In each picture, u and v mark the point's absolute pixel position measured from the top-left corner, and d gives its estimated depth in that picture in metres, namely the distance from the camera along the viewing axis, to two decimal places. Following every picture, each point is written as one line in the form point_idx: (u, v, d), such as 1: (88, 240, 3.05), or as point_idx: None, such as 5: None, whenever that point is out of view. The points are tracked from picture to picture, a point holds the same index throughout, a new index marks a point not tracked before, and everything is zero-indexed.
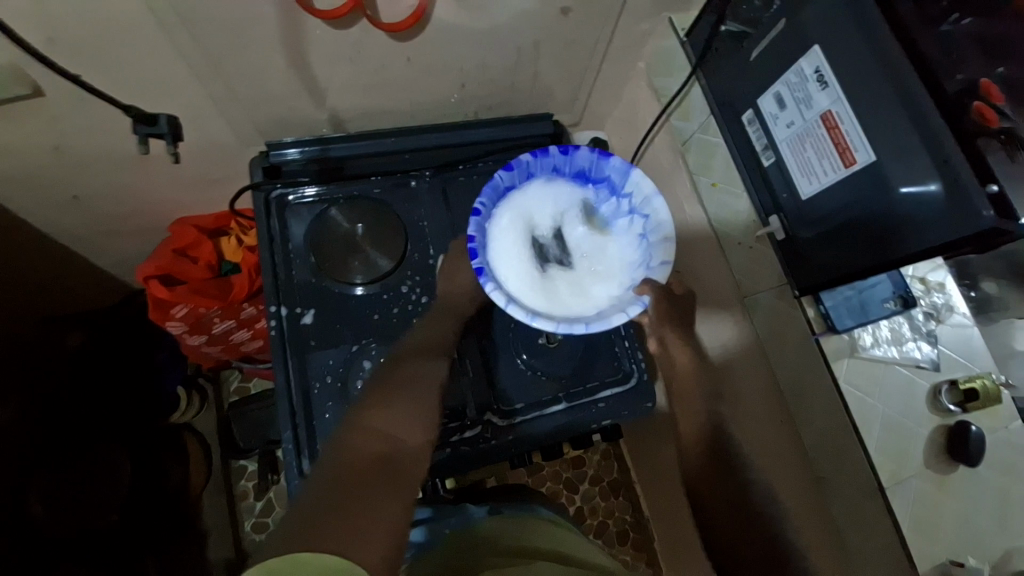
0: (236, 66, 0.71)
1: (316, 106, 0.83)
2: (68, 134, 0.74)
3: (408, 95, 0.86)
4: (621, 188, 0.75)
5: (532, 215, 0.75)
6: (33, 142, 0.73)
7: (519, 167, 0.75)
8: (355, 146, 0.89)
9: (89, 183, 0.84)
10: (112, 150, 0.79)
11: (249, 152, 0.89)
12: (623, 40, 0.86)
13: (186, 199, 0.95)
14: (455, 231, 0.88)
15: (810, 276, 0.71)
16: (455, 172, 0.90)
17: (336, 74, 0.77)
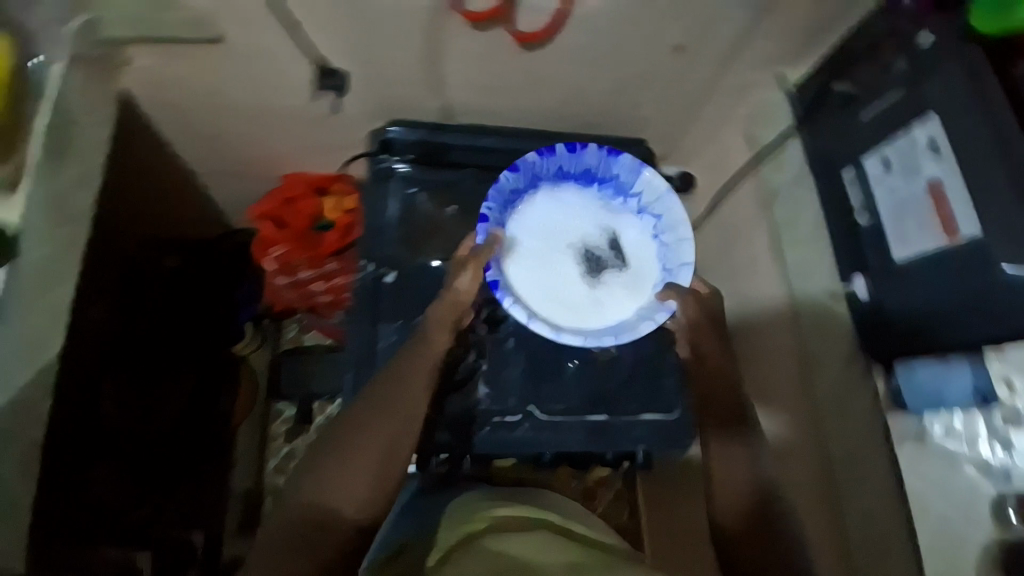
0: (381, 47, 0.81)
1: (433, 96, 0.90)
2: (222, 79, 0.83)
3: (515, 102, 0.92)
4: (629, 186, 0.82)
5: (541, 220, 0.81)
6: (195, 83, 0.83)
7: (524, 170, 0.79)
8: (459, 136, 0.95)
9: (226, 127, 0.96)
10: (255, 101, 0.90)
11: (363, 127, 0.98)
12: (729, 86, 0.89)
13: (297, 158, 1.05)
14: None
15: (886, 342, 0.69)
16: None
17: (461, 70, 0.85)
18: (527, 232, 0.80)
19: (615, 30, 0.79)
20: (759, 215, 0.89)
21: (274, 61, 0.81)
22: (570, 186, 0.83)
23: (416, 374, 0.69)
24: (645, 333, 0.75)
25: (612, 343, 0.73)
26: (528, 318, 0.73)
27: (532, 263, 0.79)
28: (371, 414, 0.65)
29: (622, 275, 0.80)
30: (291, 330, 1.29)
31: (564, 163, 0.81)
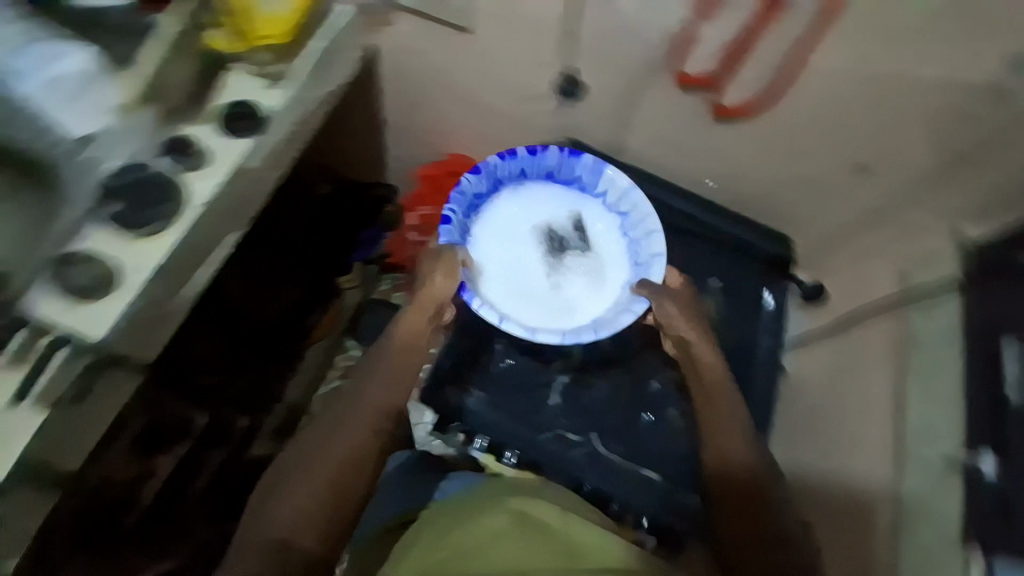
0: (590, 72, 0.84)
1: (612, 129, 0.93)
2: (452, 60, 0.91)
3: (685, 160, 0.93)
4: (591, 185, 0.88)
5: (502, 219, 0.88)
6: (430, 57, 0.92)
7: (485, 172, 0.84)
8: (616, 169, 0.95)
9: (416, 93, 1.03)
10: (454, 80, 0.96)
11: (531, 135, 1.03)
12: (907, 221, 0.85)
13: (460, 138, 1.11)
14: None
15: (1002, 529, 0.67)
16: (677, 242, 0.94)
17: (652, 117, 0.87)
18: (493, 232, 0.87)
19: (822, 129, 0.78)
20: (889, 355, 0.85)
21: (502, 62, 0.88)
22: (530, 185, 0.89)
23: (370, 402, 0.71)
24: (624, 325, 0.81)
25: (589, 337, 0.78)
26: (500, 318, 0.79)
27: (505, 265, 0.86)
28: (322, 443, 0.69)
29: (586, 264, 0.87)
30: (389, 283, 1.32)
31: (528, 166, 0.86)
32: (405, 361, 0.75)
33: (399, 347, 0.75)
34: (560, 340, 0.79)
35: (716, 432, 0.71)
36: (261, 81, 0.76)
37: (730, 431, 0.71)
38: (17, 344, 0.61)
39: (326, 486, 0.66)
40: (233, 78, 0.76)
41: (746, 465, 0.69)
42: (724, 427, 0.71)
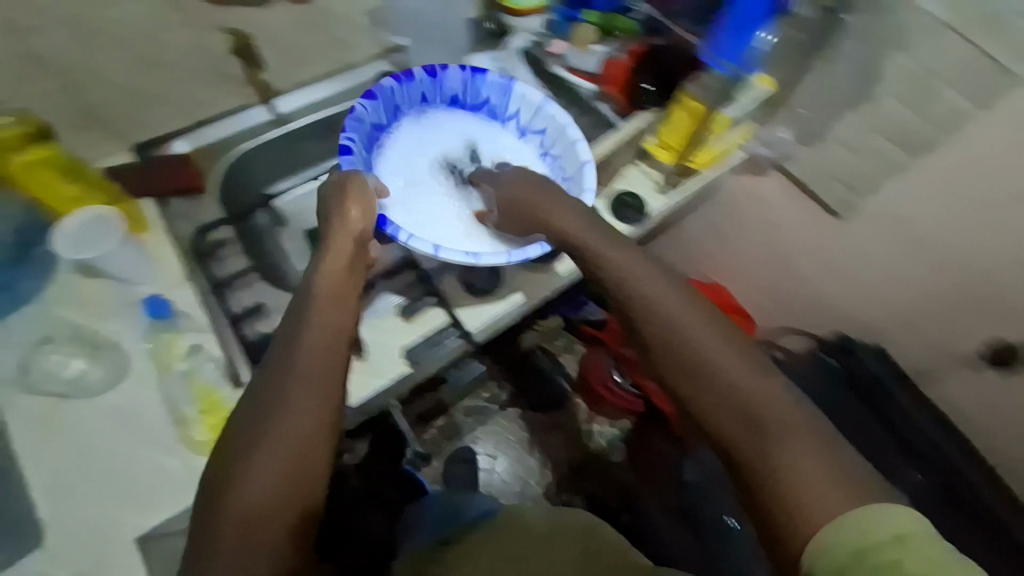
0: (962, 308, 0.80)
1: (937, 363, 0.87)
2: (796, 227, 0.93)
3: (1008, 428, 0.84)
4: (502, 108, 0.80)
5: (401, 152, 0.77)
6: (779, 217, 0.94)
7: (382, 98, 0.74)
8: (912, 404, 0.91)
9: (730, 236, 1.05)
10: (784, 244, 0.97)
11: (825, 324, 0.99)
12: None
13: (738, 288, 1.11)
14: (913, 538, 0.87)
15: None
16: (946, 503, 0.88)
17: (1001, 375, 0.81)
18: (403, 167, 0.76)
19: None
20: None
21: (859, 253, 0.87)
22: (434, 113, 0.80)
23: (309, 352, 0.55)
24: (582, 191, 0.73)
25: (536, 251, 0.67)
26: (433, 247, 0.65)
27: (444, 211, 0.75)
28: (260, 435, 0.52)
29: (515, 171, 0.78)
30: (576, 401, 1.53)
31: (426, 88, 0.77)
32: (338, 312, 0.58)
33: (327, 294, 0.59)
34: (505, 258, 0.66)
35: (674, 382, 0.51)
36: (653, 183, 0.83)
37: (668, 349, 0.51)
38: (415, 300, 0.73)
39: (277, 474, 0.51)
40: (631, 169, 0.83)
41: (710, 380, 0.49)
42: (662, 356, 0.52)
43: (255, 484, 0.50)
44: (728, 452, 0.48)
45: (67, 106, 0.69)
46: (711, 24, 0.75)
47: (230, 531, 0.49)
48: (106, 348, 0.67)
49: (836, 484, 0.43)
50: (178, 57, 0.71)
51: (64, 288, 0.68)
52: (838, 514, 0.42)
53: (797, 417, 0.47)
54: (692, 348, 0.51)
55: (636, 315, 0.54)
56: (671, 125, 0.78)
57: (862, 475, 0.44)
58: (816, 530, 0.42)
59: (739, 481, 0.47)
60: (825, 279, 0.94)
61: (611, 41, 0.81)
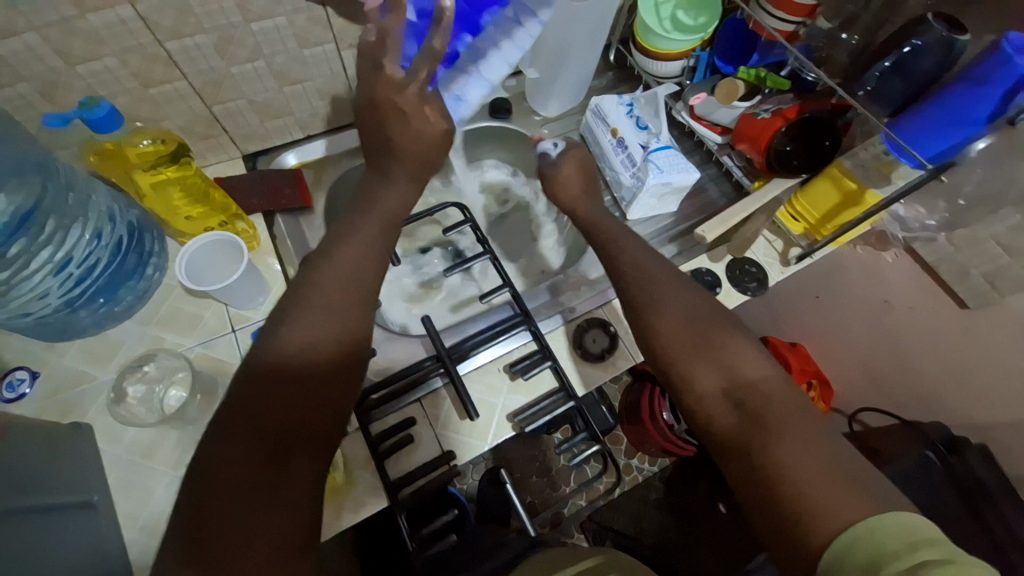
0: None
1: None
2: (917, 312, 0.89)
3: None
4: None
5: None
6: (898, 297, 0.90)
7: None
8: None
9: (842, 309, 1.00)
10: (894, 324, 0.93)
11: (923, 414, 0.94)
12: None
13: (837, 361, 1.06)
14: None
15: None
16: None
17: None
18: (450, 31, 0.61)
19: None
20: None
21: (975, 346, 0.83)
22: None
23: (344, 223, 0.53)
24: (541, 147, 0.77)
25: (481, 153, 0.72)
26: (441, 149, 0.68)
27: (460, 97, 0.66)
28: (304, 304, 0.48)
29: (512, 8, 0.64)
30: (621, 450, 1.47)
31: None
32: (363, 223, 0.54)
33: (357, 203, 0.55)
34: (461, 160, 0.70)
35: (679, 357, 0.54)
36: (778, 254, 0.78)
37: (683, 342, 0.55)
38: (530, 359, 0.65)
39: (328, 340, 0.47)
40: (758, 238, 0.78)
41: (713, 360, 0.53)
42: (667, 337, 0.55)
43: (296, 348, 0.46)
44: (724, 428, 0.50)
45: (196, 115, 0.67)
46: (913, 98, 0.62)
47: (256, 404, 0.43)
48: (209, 377, 0.63)
49: (846, 484, 0.42)
50: (311, 74, 0.69)
51: (171, 305, 0.66)
52: (859, 519, 0.40)
53: (806, 414, 0.48)
54: (703, 329, 0.55)
55: (662, 311, 0.57)
56: (821, 202, 0.71)
57: (877, 485, 0.43)
58: (846, 521, 0.40)
59: (743, 456, 0.47)
60: (934, 365, 0.90)
61: (759, 98, 0.74)
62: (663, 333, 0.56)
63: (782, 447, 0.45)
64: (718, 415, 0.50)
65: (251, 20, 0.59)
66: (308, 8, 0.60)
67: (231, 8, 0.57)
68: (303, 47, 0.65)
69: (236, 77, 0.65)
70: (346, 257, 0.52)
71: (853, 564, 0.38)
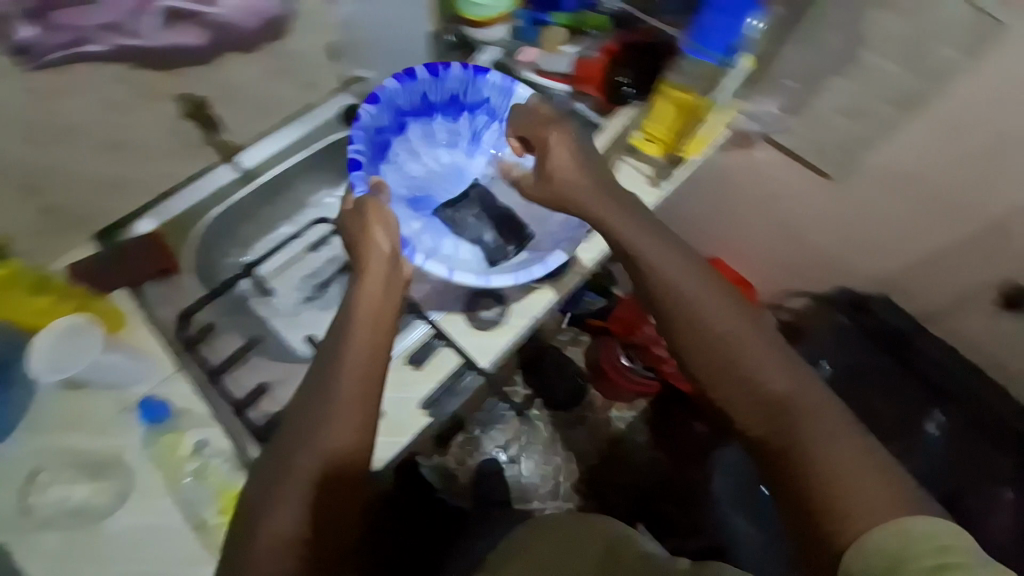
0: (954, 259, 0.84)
1: (945, 307, 0.90)
2: (796, 193, 0.93)
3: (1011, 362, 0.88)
4: (496, 110, 0.78)
5: (410, 150, 0.81)
6: (777, 186, 0.94)
7: (382, 101, 0.74)
8: (936, 354, 0.92)
9: (734, 214, 1.05)
10: (781, 215, 0.98)
11: (833, 284, 1.01)
12: None
13: (746, 262, 1.12)
14: (959, 474, 0.87)
15: None
16: (981, 440, 0.88)
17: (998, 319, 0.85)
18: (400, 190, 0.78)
19: None
20: None
21: (851, 206, 0.89)
22: (431, 115, 0.80)
23: None
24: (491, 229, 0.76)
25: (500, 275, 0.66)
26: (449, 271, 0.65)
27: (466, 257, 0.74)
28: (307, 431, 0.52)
29: (485, 257, 0.74)
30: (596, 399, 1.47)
31: (424, 86, 0.76)
32: None
33: None
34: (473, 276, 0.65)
35: (706, 370, 0.50)
36: (646, 178, 0.78)
37: (706, 353, 0.50)
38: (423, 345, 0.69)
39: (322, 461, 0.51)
40: (621, 165, 0.78)
41: (743, 366, 0.48)
42: (690, 349, 0.51)
43: (305, 468, 0.51)
44: (755, 440, 0.47)
45: (25, 209, 0.65)
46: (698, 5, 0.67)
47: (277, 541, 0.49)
48: (113, 466, 0.61)
49: (885, 488, 0.41)
50: (135, 136, 0.67)
51: (51, 408, 0.63)
52: (894, 517, 0.39)
53: (842, 413, 0.45)
54: (736, 332, 0.50)
55: (681, 321, 0.52)
56: (682, 129, 0.73)
57: (908, 479, 0.42)
58: (874, 527, 0.39)
59: (774, 469, 0.45)
60: (826, 241, 0.96)
61: (586, 42, 0.79)
62: (684, 349, 0.51)
63: (826, 462, 0.42)
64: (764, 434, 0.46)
65: (43, 98, 0.57)
66: (102, 70, 0.59)
67: (18, 91, 0.55)
68: (115, 112, 0.63)
69: (53, 159, 0.63)
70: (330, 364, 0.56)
71: (878, 566, 0.39)
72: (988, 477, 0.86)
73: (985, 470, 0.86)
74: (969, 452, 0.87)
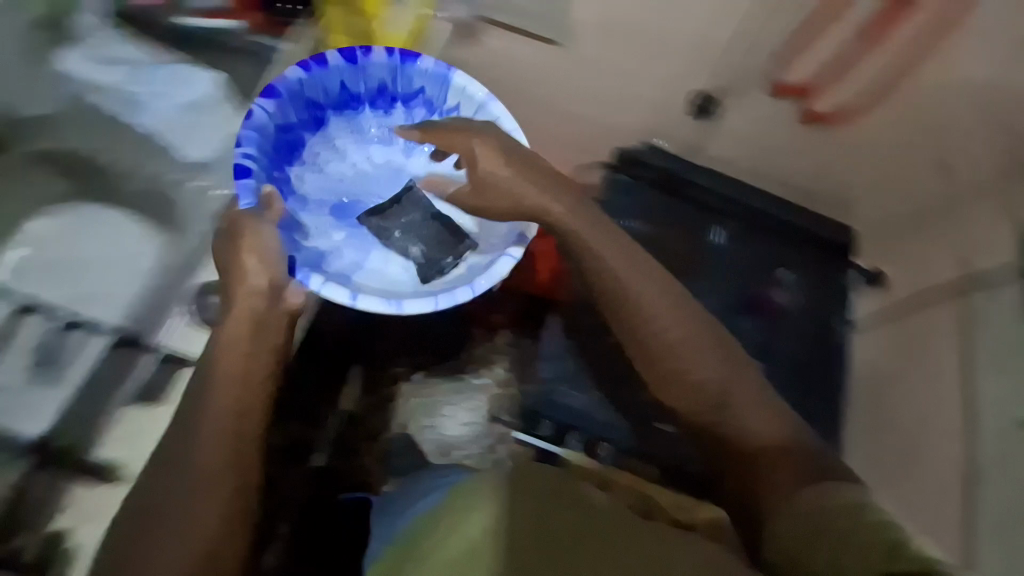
0: None
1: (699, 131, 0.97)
2: (545, 73, 0.93)
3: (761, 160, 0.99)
4: (435, 101, 0.77)
5: (327, 155, 0.78)
6: (526, 69, 0.93)
7: (277, 94, 0.69)
8: (700, 175, 0.98)
9: None
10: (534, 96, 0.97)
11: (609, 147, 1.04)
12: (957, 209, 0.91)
13: None
14: (744, 274, 0.96)
15: None
16: (754, 236, 0.98)
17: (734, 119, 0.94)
18: (322, 199, 0.77)
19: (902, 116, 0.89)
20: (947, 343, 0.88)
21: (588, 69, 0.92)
22: (353, 107, 0.78)
23: None
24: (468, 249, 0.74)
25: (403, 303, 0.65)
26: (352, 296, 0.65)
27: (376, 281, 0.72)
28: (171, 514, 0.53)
29: (418, 266, 0.74)
30: None
31: (339, 74, 0.73)
32: None
33: None
34: (385, 302, 0.65)
35: (667, 356, 0.65)
36: None
37: (667, 368, 0.65)
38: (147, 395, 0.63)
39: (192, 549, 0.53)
40: None
41: (682, 360, 0.65)
42: (659, 342, 0.66)
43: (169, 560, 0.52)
44: (702, 418, 0.64)
45: None
46: None
47: None
48: None
49: (797, 462, 0.58)
50: None
51: None
52: (820, 485, 0.56)
53: (760, 403, 0.63)
54: (722, 375, 0.64)
55: (651, 343, 0.66)
56: (382, 36, 0.77)
57: (814, 451, 0.60)
58: (806, 491, 0.56)
59: (718, 447, 0.63)
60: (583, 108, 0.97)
61: None
62: (645, 351, 0.66)
63: (771, 457, 0.59)
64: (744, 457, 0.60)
65: None
66: None
67: None
68: None
69: None
70: (183, 458, 0.55)
71: (828, 520, 0.52)
72: (767, 264, 0.97)
73: (763, 260, 0.97)
74: (753, 252, 0.98)
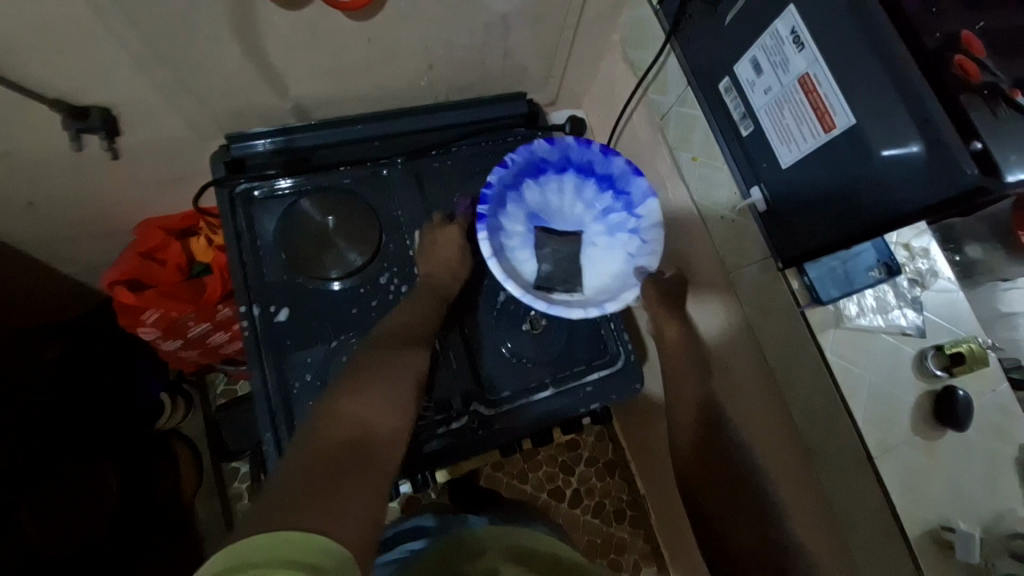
0: (186, 53, 0.64)
1: (277, 94, 0.75)
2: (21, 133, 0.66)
3: (377, 80, 0.79)
4: (635, 207, 0.82)
5: (553, 193, 0.85)
6: None
7: (558, 146, 0.83)
8: (326, 134, 0.81)
9: (40, 187, 0.75)
10: (47, 156, 0.70)
11: (211, 147, 0.82)
12: (593, 14, 0.80)
13: (148, 200, 0.87)
14: (445, 197, 0.84)
15: (793, 248, 0.65)
16: (433, 157, 0.84)
17: (297, 59, 0.70)
18: (519, 225, 0.82)
19: None
20: (656, 143, 0.85)
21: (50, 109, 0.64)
22: (589, 184, 0.85)
23: None
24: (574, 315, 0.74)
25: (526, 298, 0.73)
26: (489, 255, 0.76)
27: (524, 270, 0.80)
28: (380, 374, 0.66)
29: (538, 279, 0.79)
30: (219, 386, 1.21)
31: (594, 158, 0.82)
32: None
33: None
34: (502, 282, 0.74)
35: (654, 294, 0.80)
36: None
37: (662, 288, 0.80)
38: None
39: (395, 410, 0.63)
40: None
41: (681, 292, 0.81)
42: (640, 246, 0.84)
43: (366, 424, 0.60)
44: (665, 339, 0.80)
45: None
46: None
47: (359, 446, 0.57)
48: None
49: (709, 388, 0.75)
50: None
51: None
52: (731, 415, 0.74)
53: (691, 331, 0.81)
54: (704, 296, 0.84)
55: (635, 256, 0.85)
56: None
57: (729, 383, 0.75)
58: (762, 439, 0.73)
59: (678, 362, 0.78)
60: (122, 135, 0.72)
61: None
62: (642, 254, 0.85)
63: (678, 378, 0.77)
64: (704, 482, 0.66)
65: None
66: None
67: None
68: None
69: None
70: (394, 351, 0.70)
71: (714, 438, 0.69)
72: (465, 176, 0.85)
73: (449, 185, 0.84)
74: (441, 196, 0.84)
